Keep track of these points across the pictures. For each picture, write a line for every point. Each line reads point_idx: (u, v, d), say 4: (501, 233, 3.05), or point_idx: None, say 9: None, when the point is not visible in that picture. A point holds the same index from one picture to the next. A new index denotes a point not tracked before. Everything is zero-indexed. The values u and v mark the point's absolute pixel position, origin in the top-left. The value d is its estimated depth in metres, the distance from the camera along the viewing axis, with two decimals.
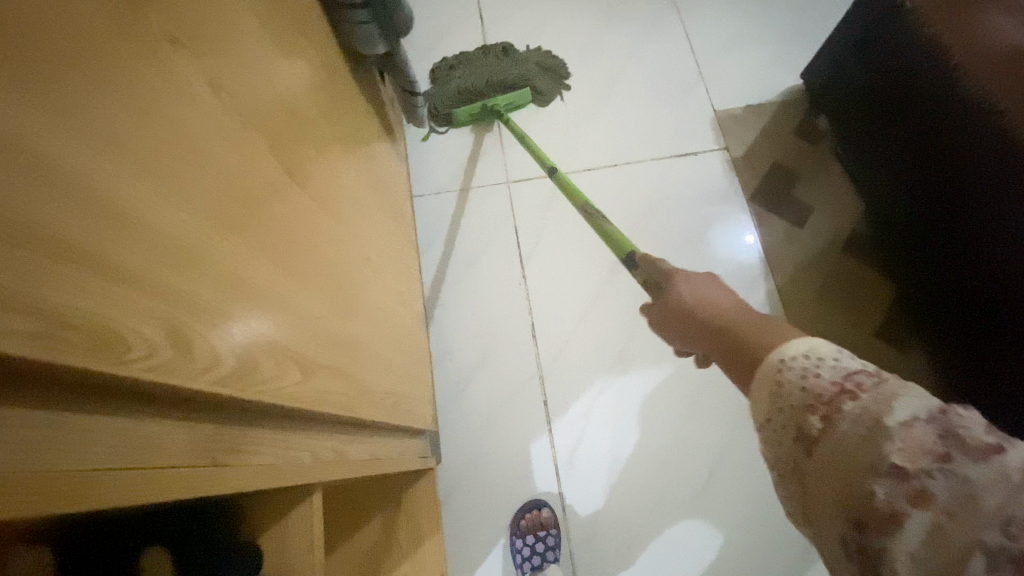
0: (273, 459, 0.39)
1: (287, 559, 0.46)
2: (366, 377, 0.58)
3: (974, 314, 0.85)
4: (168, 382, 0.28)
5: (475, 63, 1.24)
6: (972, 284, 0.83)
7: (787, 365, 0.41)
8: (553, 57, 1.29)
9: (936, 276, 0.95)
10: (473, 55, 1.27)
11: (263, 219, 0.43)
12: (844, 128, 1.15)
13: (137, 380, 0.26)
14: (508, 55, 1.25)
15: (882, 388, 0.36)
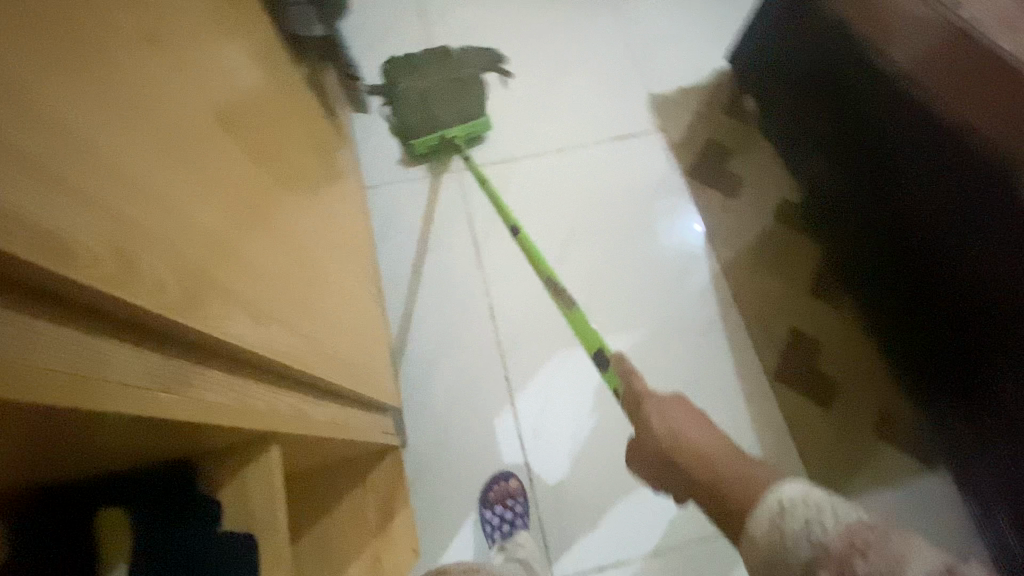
0: (222, 396, 0.40)
1: (251, 509, 0.47)
2: (319, 337, 0.60)
3: (949, 330, 0.95)
4: (117, 295, 0.30)
5: (417, 78, 1.26)
6: (956, 309, 0.92)
7: (789, 508, 0.60)
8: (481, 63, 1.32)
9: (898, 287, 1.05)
10: (413, 66, 1.28)
11: (210, 173, 0.45)
12: (772, 104, 1.28)
13: (88, 288, 0.28)
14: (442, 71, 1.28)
15: (879, 547, 0.52)
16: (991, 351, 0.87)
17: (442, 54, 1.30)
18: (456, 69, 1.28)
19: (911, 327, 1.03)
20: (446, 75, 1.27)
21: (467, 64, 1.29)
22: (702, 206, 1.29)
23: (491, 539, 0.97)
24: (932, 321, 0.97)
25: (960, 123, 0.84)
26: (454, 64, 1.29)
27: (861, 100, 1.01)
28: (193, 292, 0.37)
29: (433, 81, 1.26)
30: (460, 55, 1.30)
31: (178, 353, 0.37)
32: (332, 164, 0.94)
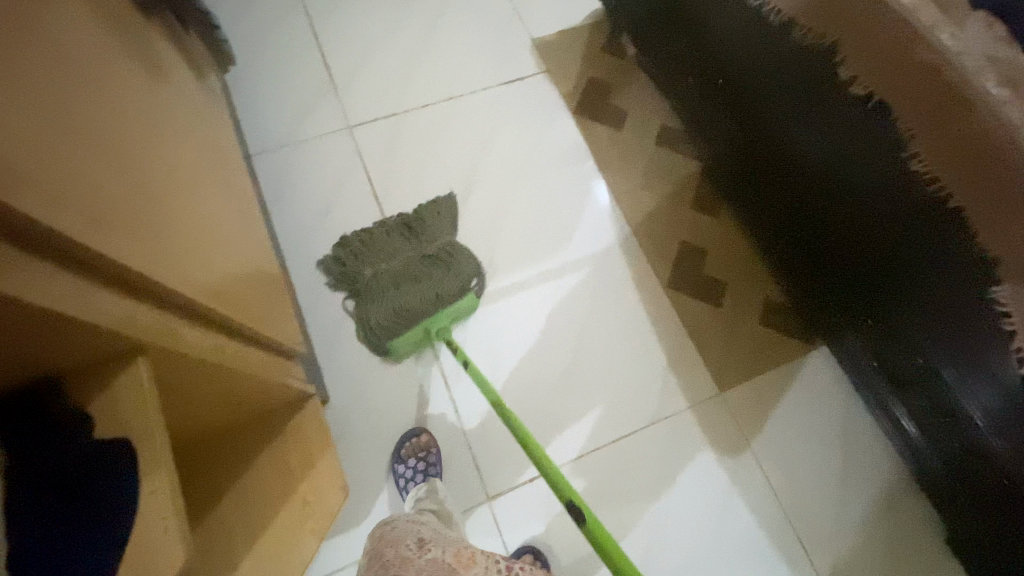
0: (66, 290, 0.40)
1: (123, 419, 0.46)
2: (185, 266, 0.60)
3: (818, 221, 1.05)
4: None
5: (383, 258, 1.16)
6: (820, 200, 1.02)
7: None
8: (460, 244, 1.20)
9: (772, 194, 1.14)
10: (377, 241, 1.17)
11: (25, 85, 0.45)
12: (643, 38, 1.36)
13: None
14: (415, 236, 1.18)
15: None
16: (836, 221, 1.00)
17: (406, 227, 1.19)
18: (425, 246, 1.18)
19: (778, 216, 1.16)
20: (417, 252, 1.17)
21: (436, 234, 1.20)
22: (590, 140, 1.36)
23: (405, 491, 1.00)
24: (811, 221, 1.07)
25: (783, 21, 0.92)
26: (421, 236, 1.19)
27: (723, 25, 1.06)
28: (25, 182, 0.38)
29: (403, 261, 1.15)
30: (428, 221, 1.20)
31: (19, 247, 0.37)
32: (202, 124, 0.92)
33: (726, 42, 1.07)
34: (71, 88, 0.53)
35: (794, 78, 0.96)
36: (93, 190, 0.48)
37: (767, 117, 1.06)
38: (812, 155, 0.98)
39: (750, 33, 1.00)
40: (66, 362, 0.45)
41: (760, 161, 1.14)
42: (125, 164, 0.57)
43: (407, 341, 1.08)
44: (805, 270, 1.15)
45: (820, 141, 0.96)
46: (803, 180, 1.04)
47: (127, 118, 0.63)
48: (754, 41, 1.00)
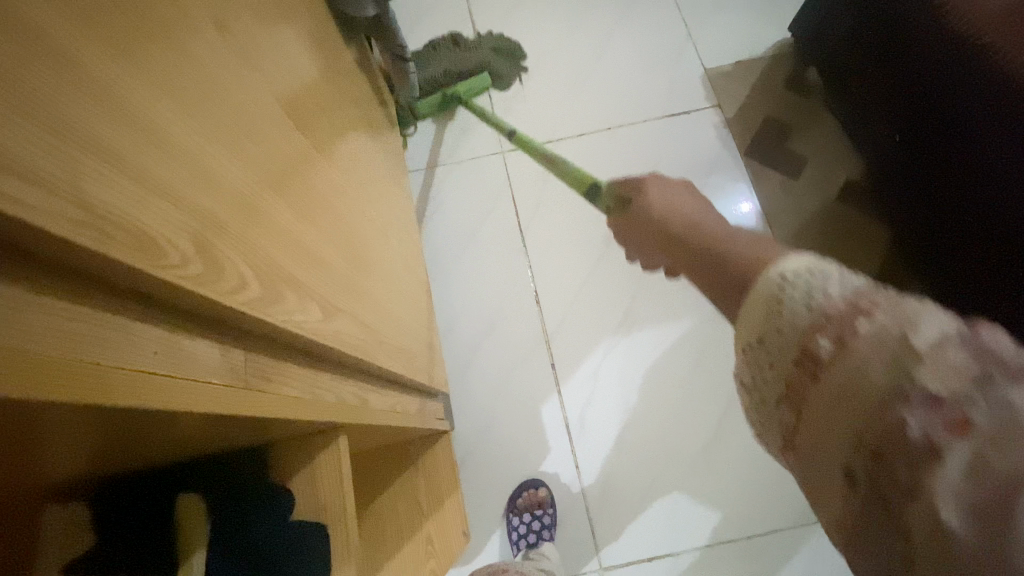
0: (299, 392, 0.40)
1: (322, 497, 0.47)
2: (381, 329, 0.60)
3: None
4: (206, 293, 0.29)
5: (428, 53, 1.28)
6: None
7: (790, 282, 0.33)
8: (508, 40, 1.31)
9: (974, 291, 0.92)
10: (428, 47, 1.29)
11: (277, 161, 0.44)
12: (833, 78, 1.20)
13: (178, 289, 0.27)
14: (458, 44, 1.29)
15: (900, 303, 0.29)
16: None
17: (454, 41, 1.30)
18: (466, 49, 1.29)
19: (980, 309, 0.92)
20: (457, 52, 1.28)
21: (477, 42, 1.30)
22: (758, 187, 1.22)
23: (517, 547, 0.98)
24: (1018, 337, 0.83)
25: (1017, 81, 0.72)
26: (464, 42, 1.30)
27: (936, 81, 0.86)
28: (270, 283, 0.36)
29: (442, 56, 1.27)
30: (476, 40, 1.31)
31: (257, 350, 0.36)
32: (380, 148, 0.92)
33: (936, 100, 0.87)
34: (310, 151, 0.53)
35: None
36: (326, 268, 0.48)
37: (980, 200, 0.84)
38: None
39: (970, 97, 0.80)
40: (275, 435, 0.46)
41: (966, 248, 0.92)
42: (342, 223, 0.57)
43: (426, 104, 1.20)
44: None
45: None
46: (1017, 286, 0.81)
47: (342, 168, 0.64)
48: (966, 99, 0.81)
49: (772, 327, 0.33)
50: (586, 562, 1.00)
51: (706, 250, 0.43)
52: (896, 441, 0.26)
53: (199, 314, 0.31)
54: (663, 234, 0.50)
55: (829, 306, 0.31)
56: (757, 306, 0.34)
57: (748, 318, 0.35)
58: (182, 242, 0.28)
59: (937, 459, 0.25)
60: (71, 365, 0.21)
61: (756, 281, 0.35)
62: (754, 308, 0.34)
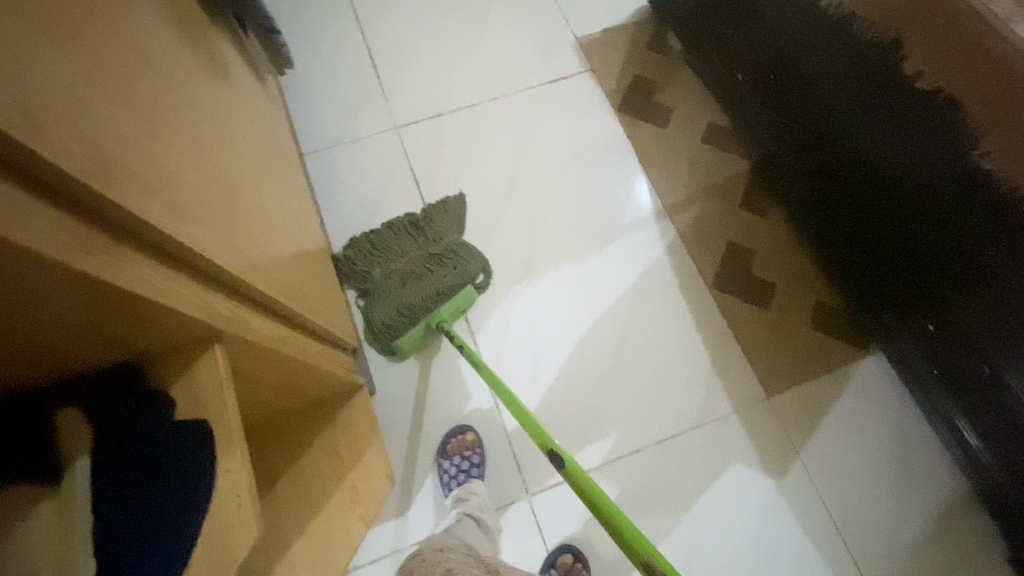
0: (155, 280, 0.42)
1: (201, 398, 0.49)
2: (256, 259, 0.63)
3: (871, 228, 1.03)
4: (30, 145, 0.31)
5: (395, 269, 1.16)
6: (874, 206, 1.00)
7: None
8: (460, 208, 1.25)
9: (822, 194, 1.12)
10: (388, 263, 1.17)
11: (114, 79, 0.46)
12: (689, 36, 1.35)
13: (2, 132, 0.29)
14: (421, 236, 1.20)
15: None
16: (904, 217, 0.94)
17: (414, 226, 1.21)
18: (435, 254, 1.18)
19: (832, 216, 1.12)
20: (426, 250, 1.18)
21: (442, 234, 1.21)
22: (635, 141, 1.34)
23: (448, 487, 1.02)
24: (863, 225, 1.04)
25: (842, 15, 0.89)
26: (427, 236, 1.20)
27: (787, 21, 1.01)
28: (106, 167, 0.39)
29: (411, 260, 1.17)
30: (436, 221, 1.23)
31: (98, 227, 0.38)
32: (262, 122, 0.95)
33: (788, 38, 1.02)
34: (162, 92, 0.56)
35: (863, 85, 0.91)
36: (179, 187, 0.50)
37: (827, 119, 1.02)
38: (874, 161, 0.95)
39: (818, 32, 0.95)
40: (151, 344, 0.48)
41: (811, 162, 1.11)
42: (205, 163, 0.60)
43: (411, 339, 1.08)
44: (875, 277, 1.07)
45: (879, 131, 0.91)
46: (860, 185, 1.01)
47: (205, 118, 0.66)
48: (800, 29, 0.98)
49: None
50: (513, 492, 1.06)
51: None
52: None
53: (27, 174, 0.32)
54: None
55: None
56: None
57: None
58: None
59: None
60: None
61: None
62: None
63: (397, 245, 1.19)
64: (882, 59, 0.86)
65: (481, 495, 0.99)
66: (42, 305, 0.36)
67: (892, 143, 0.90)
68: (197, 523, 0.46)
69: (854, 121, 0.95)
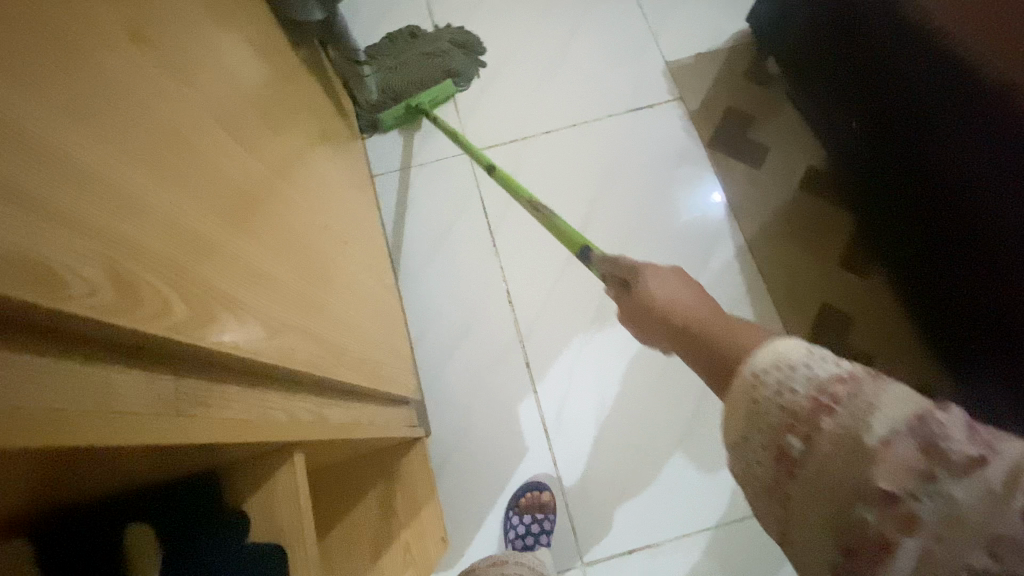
0: (244, 414, 0.38)
1: (279, 522, 0.45)
2: (340, 342, 0.59)
3: (996, 326, 0.87)
4: (119, 323, 0.27)
5: (384, 58, 1.26)
6: (1001, 304, 0.84)
7: (761, 378, 0.39)
8: (465, 39, 1.31)
9: (939, 273, 0.97)
10: (381, 53, 1.27)
11: (213, 172, 0.42)
12: (793, 69, 1.22)
13: (83, 320, 0.25)
14: (418, 43, 1.29)
15: (859, 391, 0.34)
16: None
17: (412, 35, 1.30)
18: (424, 53, 1.27)
19: (949, 299, 0.96)
20: (418, 53, 1.27)
21: (436, 45, 1.29)
22: (724, 179, 1.23)
23: (512, 546, 0.97)
24: (985, 317, 0.89)
25: (965, 56, 0.76)
26: (421, 40, 1.29)
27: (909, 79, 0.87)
28: (203, 305, 0.35)
29: (403, 58, 1.27)
30: (434, 37, 1.30)
31: (188, 372, 0.34)
32: (341, 155, 0.91)
33: (909, 98, 0.88)
34: (256, 166, 0.52)
35: (999, 165, 0.75)
36: (271, 283, 0.46)
37: (951, 195, 0.86)
38: (1005, 252, 0.79)
39: (948, 97, 0.80)
40: (223, 460, 0.44)
41: (929, 237, 0.96)
42: (294, 237, 0.56)
43: (391, 114, 1.21)
44: (997, 369, 0.90)
45: (1004, 215, 0.77)
46: (985, 275, 0.85)
47: (294, 181, 0.62)
48: (925, 90, 0.84)
49: (811, 479, 0.35)
50: (568, 558, 1.00)
51: (715, 350, 0.46)
52: (866, 521, 0.32)
53: (115, 343, 0.29)
54: (680, 290, 0.58)
55: (801, 385, 0.37)
56: (743, 406, 0.39)
57: (738, 404, 0.39)
58: (82, 276, 0.25)
59: (894, 545, 0.31)
60: None
61: (734, 378, 0.40)
62: (744, 423, 0.39)
63: (395, 48, 1.28)
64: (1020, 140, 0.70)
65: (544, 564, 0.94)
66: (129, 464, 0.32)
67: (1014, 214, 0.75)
68: None
69: (973, 182, 0.81)
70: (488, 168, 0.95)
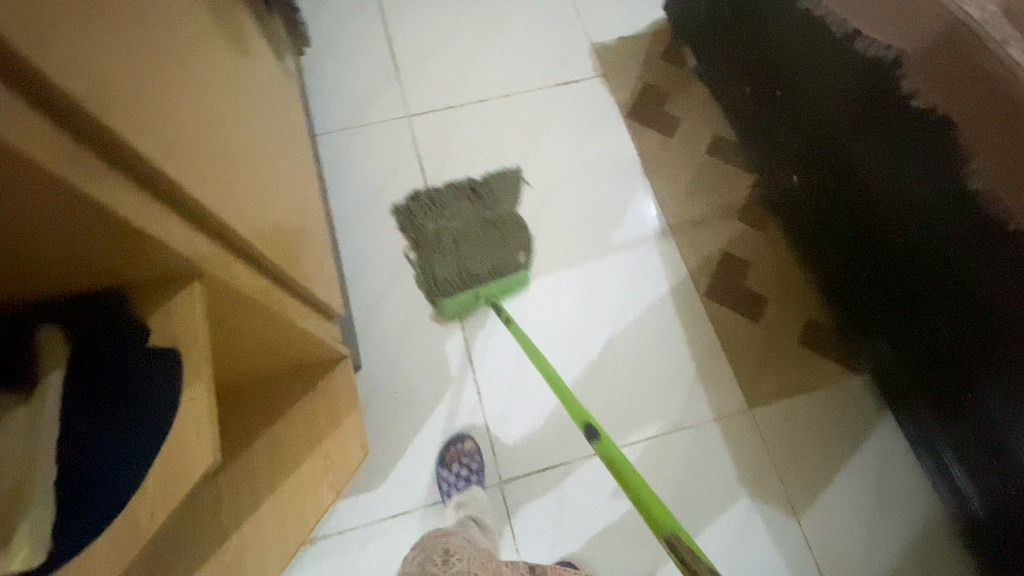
0: (147, 210, 0.45)
1: (175, 332, 0.51)
2: (249, 215, 0.66)
3: (867, 257, 1.02)
4: (41, 65, 0.34)
5: (450, 224, 1.24)
6: (870, 236, 0.99)
7: None
8: (513, 189, 1.29)
9: (820, 220, 1.12)
10: (446, 220, 1.24)
11: (129, 16, 0.49)
12: (702, 49, 1.37)
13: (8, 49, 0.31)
14: (479, 198, 1.27)
15: None
16: (905, 253, 0.93)
17: (473, 191, 1.28)
18: (484, 212, 1.26)
19: (829, 241, 1.12)
20: (477, 215, 1.25)
21: (499, 202, 1.27)
22: (641, 147, 1.36)
23: (448, 497, 1.02)
24: (859, 252, 1.04)
25: (846, 32, 0.88)
26: (485, 201, 1.27)
27: (799, 42, 1.01)
28: (114, 100, 0.42)
29: (464, 221, 1.24)
30: (494, 188, 1.29)
31: (97, 155, 0.41)
32: (277, 96, 0.99)
33: (800, 59, 1.02)
34: (174, 44, 0.59)
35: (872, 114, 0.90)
36: (178, 130, 0.53)
37: (834, 145, 1.01)
38: (875, 188, 0.94)
39: (831, 57, 0.94)
40: (129, 275, 0.50)
41: (813, 185, 1.11)
42: (207, 117, 0.63)
43: (455, 305, 1.16)
44: (889, 314, 1.02)
45: (876, 157, 0.92)
46: (860, 213, 1.00)
47: (215, 81, 0.70)
48: (813, 54, 0.98)
49: None
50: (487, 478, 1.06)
51: None
52: None
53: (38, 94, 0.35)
54: None
55: None
56: None
57: None
58: (16, 16, 0.32)
59: None
60: None
61: None
62: None
63: (457, 202, 1.26)
64: (889, 90, 0.84)
65: (482, 501, 1.01)
66: (33, 213, 0.38)
67: (897, 167, 0.88)
68: (148, 454, 0.48)
69: (850, 129, 0.96)
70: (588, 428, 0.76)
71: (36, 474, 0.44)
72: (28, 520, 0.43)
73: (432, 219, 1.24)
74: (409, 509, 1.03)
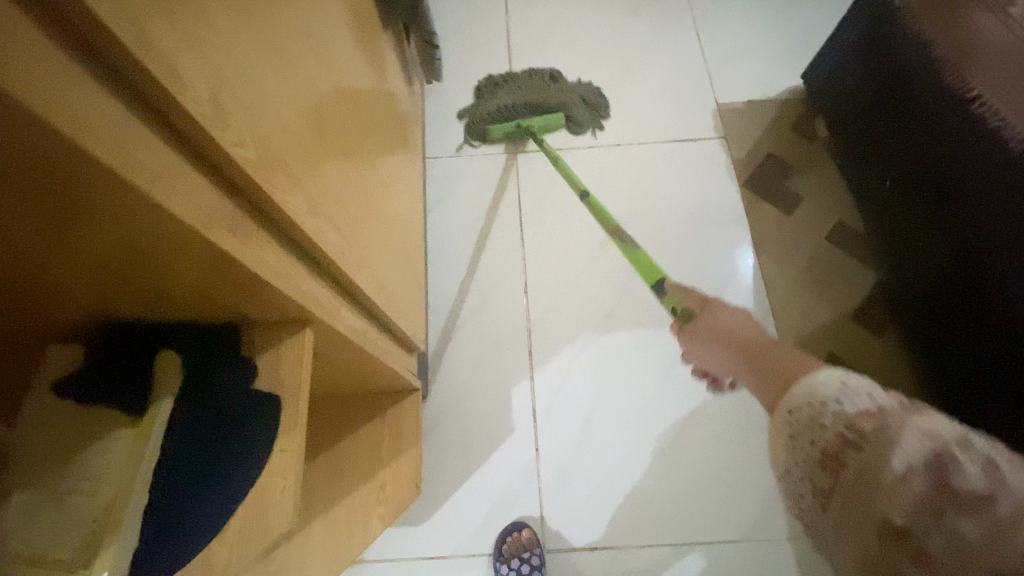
0: (276, 262, 0.46)
1: (280, 377, 0.52)
2: (362, 258, 0.67)
3: (991, 392, 0.88)
4: (203, 127, 0.35)
5: (518, 88, 1.34)
6: (998, 370, 0.86)
7: None
8: (597, 94, 1.37)
9: (945, 336, 0.99)
10: (517, 79, 1.36)
11: (288, 73, 0.52)
12: (841, 130, 1.27)
13: (169, 105, 0.33)
14: (554, 81, 1.35)
15: None
16: None
17: (551, 76, 1.36)
18: (556, 90, 1.34)
19: (953, 363, 0.98)
20: (547, 88, 1.33)
21: (571, 88, 1.35)
22: (755, 220, 1.27)
23: None
24: (984, 384, 0.90)
25: None
26: (560, 86, 1.35)
27: (949, 140, 0.91)
28: (263, 158, 0.44)
29: (532, 88, 1.33)
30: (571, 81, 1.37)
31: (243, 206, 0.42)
32: (400, 122, 1.01)
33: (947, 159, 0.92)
34: (324, 90, 0.61)
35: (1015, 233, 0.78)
36: (314, 179, 0.55)
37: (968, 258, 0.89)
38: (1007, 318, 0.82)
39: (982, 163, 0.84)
40: (251, 315, 0.51)
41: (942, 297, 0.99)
42: (341, 157, 0.65)
43: (499, 130, 1.28)
44: None
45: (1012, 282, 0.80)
46: (989, 340, 0.87)
47: (353, 121, 0.72)
48: (963, 156, 0.88)
49: None
50: None
51: None
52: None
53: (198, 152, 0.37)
54: None
55: None
56: None
57: None
58: (187, 90, 0.34)
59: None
60: (107, 133, 0.29)
61: None
62: None
63: (530, 80, 1.35)
64: None
65: None
66: (184, 266, 0.40)
67: None
68: (234, 500, 0.48)
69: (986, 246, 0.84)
70: (583, 194, 0.99)
71: (128, 504, 0.45)
72: (115, 547, 0.43)
73: (504, 88, 1.34)
74: (450, 554, 1.01)
